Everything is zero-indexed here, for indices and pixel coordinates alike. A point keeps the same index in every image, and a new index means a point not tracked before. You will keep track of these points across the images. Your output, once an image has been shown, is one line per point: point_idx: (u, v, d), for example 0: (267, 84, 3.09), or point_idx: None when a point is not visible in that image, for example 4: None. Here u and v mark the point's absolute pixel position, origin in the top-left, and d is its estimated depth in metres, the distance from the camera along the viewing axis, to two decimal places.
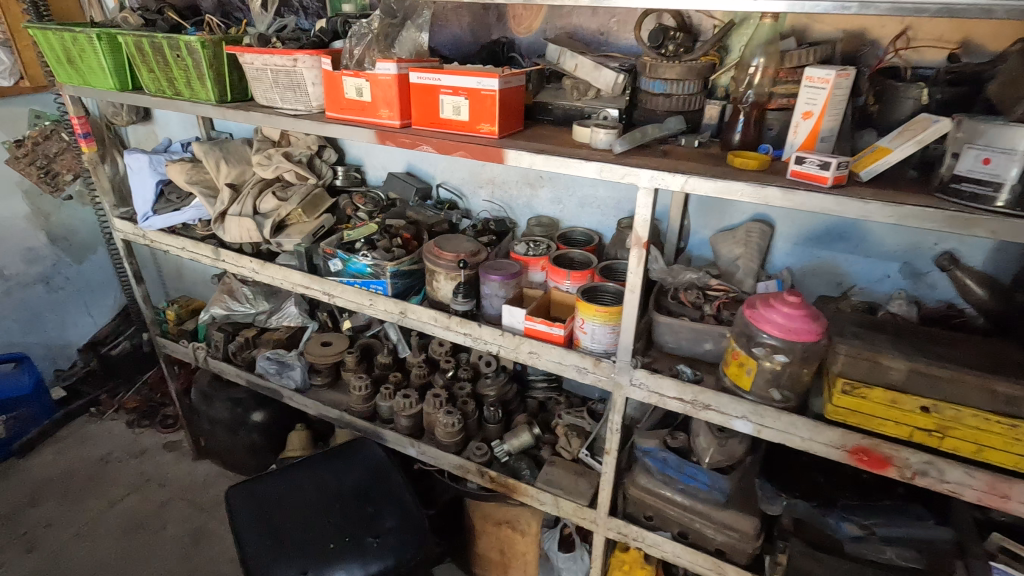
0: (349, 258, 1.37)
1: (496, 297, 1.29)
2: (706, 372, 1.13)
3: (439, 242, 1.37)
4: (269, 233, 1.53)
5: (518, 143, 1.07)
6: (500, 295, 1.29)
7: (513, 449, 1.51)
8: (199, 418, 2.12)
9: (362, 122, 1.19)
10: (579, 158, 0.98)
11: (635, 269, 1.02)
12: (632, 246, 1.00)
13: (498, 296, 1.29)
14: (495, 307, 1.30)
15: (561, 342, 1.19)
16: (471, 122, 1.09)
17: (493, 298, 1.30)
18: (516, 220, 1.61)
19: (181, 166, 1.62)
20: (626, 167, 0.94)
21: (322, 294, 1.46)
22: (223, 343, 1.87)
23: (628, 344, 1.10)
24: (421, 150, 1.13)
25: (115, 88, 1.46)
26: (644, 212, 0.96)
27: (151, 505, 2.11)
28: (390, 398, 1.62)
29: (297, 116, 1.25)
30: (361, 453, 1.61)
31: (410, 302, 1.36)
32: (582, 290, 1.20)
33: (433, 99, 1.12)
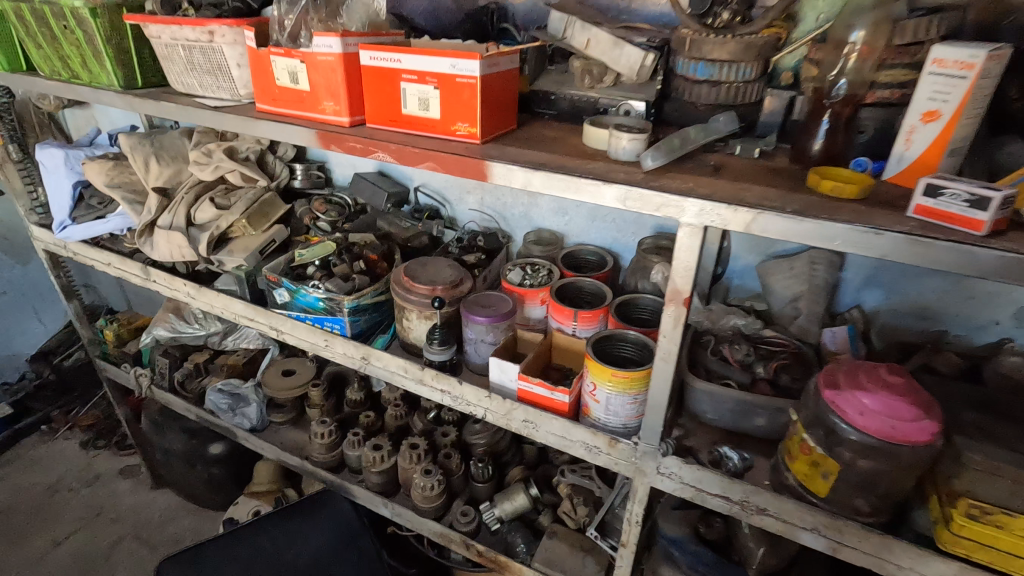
0: (297, 289, 1.08)
1: (484, 343, 1.01)
2: (757, 456, 0.85)
3: (411, 269, 1.07)
4: (206, 250, 1.24)
5: (507, 150, 0.78)
6: (488, 340, 1.00)
7: (505, 514, 1.24)
8: (152, 448, 1.86)
9: (302, 118, 0.89)
10: (591, 175, 0.69)
11: (670, 332, 0.72)
12: (667, 303, 0.70)
13: (486, 341, 1.00)
14: (483, 355, 1.02)
15: (565, 412, 0.90)
16: (444, 122, 0.80)
17: (479, 344, 1.01)
18: (510, 233, 1.31)
19: (99, 165, 1.32)
20: (662, 194, 0.64)
21: (268, 329, 1.17)
22: (168, 371, 1.60)
23: (655, 424, 0.81)
24: (376, 157, 0.83)
25: (3, 69, 1.16)
26: (686, 257, 0.67)
27: (100, 545, 1.87)
28: (358, 446, 1.35)
29: (218, 109, 0.95)
30: (325, 506, 1.35)
31: (375, 345, 1.08)
32: (594, 340, 0.91)
33: (390, 88, 0.81)
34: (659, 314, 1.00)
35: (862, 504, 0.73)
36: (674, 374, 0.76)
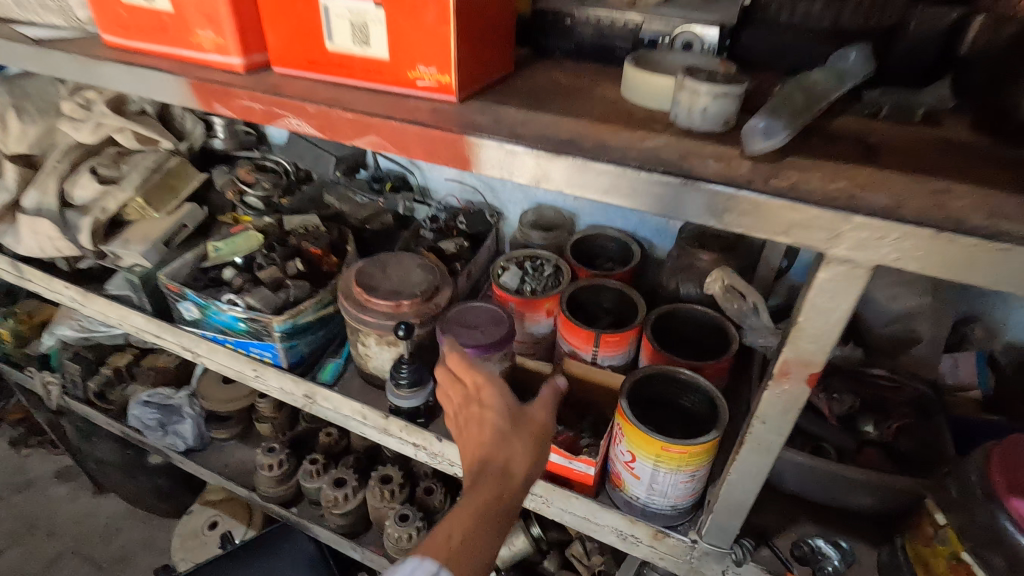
0: (207, 305, 0.78)
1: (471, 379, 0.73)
2: (860, 548, 0.61)
3: (365, 271, 0.76)
4: (89, 243, 0.92)
5: (502, 113, 0.46)
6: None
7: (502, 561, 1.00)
8: (83, 457, 1.59)
9: (168, 58, 0.56)
10: (657, 165, 0.38)
11: (776, 421, 0.45)
12: (777, 378, 0.42)
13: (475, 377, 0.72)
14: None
15: (588, 487, 0.64)
16: (396, 65, 0.48)
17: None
18: (500, 208, 1.00)
19: None
20: (800, 208, 0.34)
21: (181, 350, 0.88)
22: (81, 379, 1.30)
23: (725, 521, 0.56)
24: (285, 125, 0.51)
25: None
26: (822, 315, 0.38)
27: (35, 564, 1.63)
28: (316, 479, 1.07)
29: (43, 43, 0.60)
30: (285, 546, 1.15)
31: (322, 378, 0.79)
32: (630, 384, 0.63)
33: (300, 5, 0.48)
34: (714, 332, 0.71)
35: None
36: (770, 469, 0.49)
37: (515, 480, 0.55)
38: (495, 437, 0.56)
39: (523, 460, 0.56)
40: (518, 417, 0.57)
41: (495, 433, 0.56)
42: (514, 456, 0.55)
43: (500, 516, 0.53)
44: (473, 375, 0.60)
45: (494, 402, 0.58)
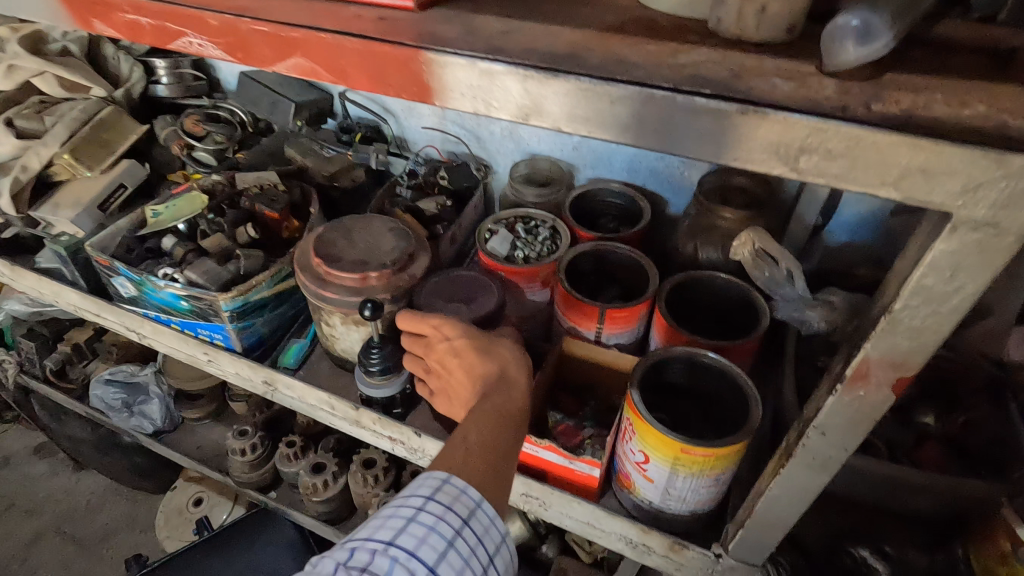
0: (142, 281, 0.66)
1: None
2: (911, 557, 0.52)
3: (326, 238, 0.63)
4: (12, 208, 0.79)
5: (477, 22, 0.34)
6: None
7: None
8: (55, 435, 1.50)
9: None
10: (700, 85, 0.26)
11: (842, 435, 0.34)
12: (852, 384, 0.31)
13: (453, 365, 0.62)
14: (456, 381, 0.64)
15: (591, 491, 0.55)
16: None
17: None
18: (488, 161, 0.87)
19: None
20: (921, 147, 0.23)
21: (124, 331, 0.77)
22: (38, 357, 1.20)
23: (760, 539, 0.46)
24: (187, 48, 0.38)
25: None
26: (932, 302, 0.27)
27: (16, 544, 1.58)
28: (293, 464, 0.99)
29: None
30: (267, 532, 1.07)
31: (283, 362, 0.69)
32: (640, 371, 0.52)
33: None
34: (742, 304, 0.59)
35: None
36: (823, 486, 0.39)
37: (518, 386, 0.50)
38: (477, 356, 0.51)
39: (516, 365, 0.52)
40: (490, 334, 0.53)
41: (474, 351, 0.51)
42: (503, 365, 0.51)
43: (520, 424, 0.48)
44: (426, 323, 0.53)
45: (460, 327, 0.52)
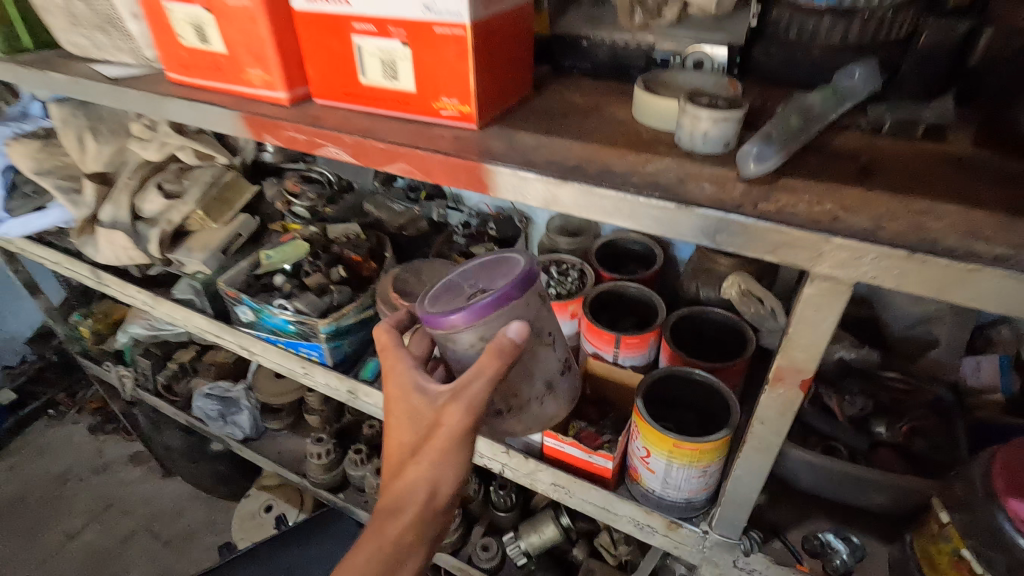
0: (260, 308, 0.86)
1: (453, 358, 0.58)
2: (872, 541, 0.63)
3: (402, 277, 0.82)
4: (158, 250, 1.02)
5: (518, 137, 0.51)
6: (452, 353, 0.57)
7: (533, 548, 1.06)
8: (153, 444, 1.74)
9: (224, 92, 0.62)
10: (654, 190, 0.42)
11: (774, 421, 0.48)
12: (774, 382, 0.45)
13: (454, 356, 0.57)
14: (505, 408, 0.60)
15: (606, 478, 0.69)
16: (423, 96, 0.53)
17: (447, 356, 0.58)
18: (529, 213, 1.05)
19: (24, 146, 1.08)
20: (781, 228, 0.37)
21: (237, 348, 0.97)
22: (151, 373, 1.43)
23: (738, 517, 0.59)
24: (327, 152, 0.57)
25: None
26: (811, 328, 0.41)
27: (113, 539, 1.80)
28: (361, 466, 1.16)
29: (119, 82, 0.68)
30: (335, 527, 1.24)
31: (363, 374, 0.86)
32: (647, 383, 0.66)
33: (337, 45, 0.54)
34: (732, 332, 0.73)
35: None
36: (770, 467, 0.52)
37: (412, 512, 0.54)
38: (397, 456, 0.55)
39: (423, 484, 0.53)
40: (423, 419, 0.53)
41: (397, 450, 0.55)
42: (409, 483, 0.54)
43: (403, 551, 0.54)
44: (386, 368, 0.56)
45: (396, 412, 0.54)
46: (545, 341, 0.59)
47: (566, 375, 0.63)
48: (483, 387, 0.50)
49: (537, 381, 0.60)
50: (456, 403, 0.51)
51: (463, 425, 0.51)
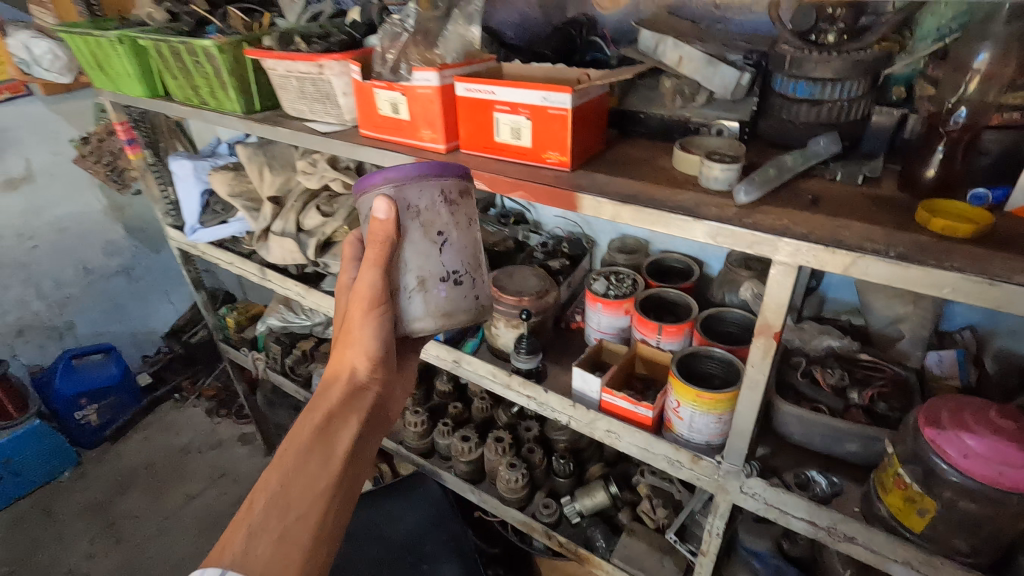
0: None
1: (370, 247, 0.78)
2: (848, 481, 0.84)
3: (500, 279, 1.12)
4: (313, 254, 1.37)
5: (598, 178, 0.80)
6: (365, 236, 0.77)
7: (586, 509, 1.29)
8: (266, 422, 2.08)
9: (401, 143, 0.95)
10: (681, 210, 0.69)
11: (760, 363, 0.73)
12: (757, 335, 0.70)
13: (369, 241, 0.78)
14: (398, 308, 0.75)
15: (648, 425, 0.94)
16: (536, 150, 0.83)
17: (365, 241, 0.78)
18: (594, 237, 1.34)
19: (222, 175, 1.47)
20: (755, 232, 0.64)
21: None
22: (280, 356, 1.77)
23: (740, 445, 0.83)
24: (471, 184, 0.88)
25: (145, 95, 1.31)
26: (778, 296, 0.67)
27: (225, 502, 2.14)
28: (448, 436, 1.44)
29: (328, 135, 1.02)
30: (421, 489, 1.48)
31: (465, 349, 1.15)
32: (680, 357, 0.92)
33: (482, 117, 0.85)
34: (745, 328, 0.99)
35: (961, 544, 0.71)
36: (761, 402, 0.77)
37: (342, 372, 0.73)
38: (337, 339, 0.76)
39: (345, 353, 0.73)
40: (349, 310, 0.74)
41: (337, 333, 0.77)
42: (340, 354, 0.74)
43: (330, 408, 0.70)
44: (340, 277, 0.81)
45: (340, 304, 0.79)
46: (432, 239, 0.73)
47: (447, 283, 0.76)
48: (374, 269, 0.69)
49: (426, 282, 0.74)
50: (363, 282, 0.70)
51: (372, 301, 0.70)
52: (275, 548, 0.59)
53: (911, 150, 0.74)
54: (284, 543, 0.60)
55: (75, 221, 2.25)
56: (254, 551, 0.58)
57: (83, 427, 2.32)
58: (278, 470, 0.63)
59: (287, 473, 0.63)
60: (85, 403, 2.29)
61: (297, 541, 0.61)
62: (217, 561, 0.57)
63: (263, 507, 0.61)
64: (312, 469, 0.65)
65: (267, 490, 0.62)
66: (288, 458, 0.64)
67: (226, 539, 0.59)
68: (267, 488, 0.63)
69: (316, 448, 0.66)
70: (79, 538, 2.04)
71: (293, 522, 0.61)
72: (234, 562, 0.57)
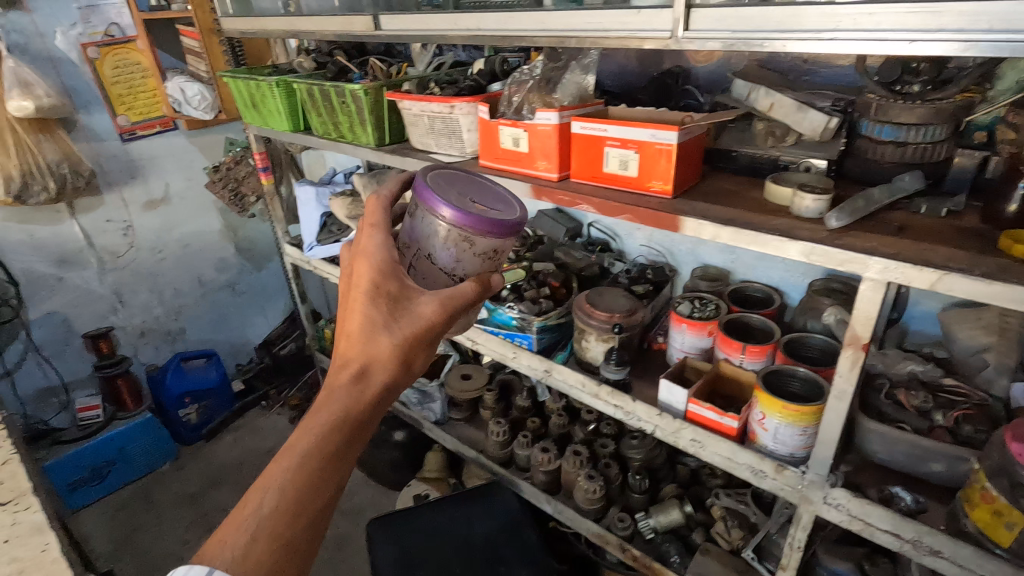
0: (495, 308, 1.31)
1: (443, 262, 0.81)
2: (932, 500, 0.88)
3: (591, 296, 1.23)
4: None
5: (698, 205, 0.91)
6: (449, 255, 0.80)
7: (660, 526, 1.34)
8: None
9: (518, 173, 1.09)
10: (778, 232, 0.79)
11: (847, 373, 0.80)
12: (845, 346, 0.78)
13: (447, 257, 0.80)
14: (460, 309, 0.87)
15: (732, 435, 1.01)
16: (641, 179, 0.96)
17: (434, 252, 0.80)
18: (676, 267, 1.44)
19: (342, 201, 1.67)
20: (847, 251, 0.73)
21: (466, 340, 1.41)
22: None
23: (826, 455, 0.89)
24: (581, 208, 1.01)
25: (289, 130, 1.54)
26: (867, 311, 0.75)
27: None
28: (528, 447, 1.55)
29: (451, 164, 1.19)
30: (497, 497, 1.57)
31: (556, 360, 1.26)
32: (765, 373, 1.00)
33: (594, 151, 0.99)
34: (827, 353, 1.06)
35: None
36: (846, 413, 0.84)
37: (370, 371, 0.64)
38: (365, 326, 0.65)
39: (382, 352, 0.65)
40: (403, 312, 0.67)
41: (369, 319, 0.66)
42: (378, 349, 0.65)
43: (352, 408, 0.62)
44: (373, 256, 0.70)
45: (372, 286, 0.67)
46: None
47: None
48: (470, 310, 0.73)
49: None
50: (440, 300, 0.69)
51: (437, 317, 0.68)
52: (278, 553, 0.54)
53: (993, 188, 0.81)
54: (289, 549, 0.55)
55: (196, 239, 2.55)
56: (258, 552, 0.53)
57: (184, 423, 2.55)
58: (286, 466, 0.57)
59: (294, 474, 0.56)
60: (188, 402, 2.53)
61: (300, 548, 0.56)
62: (213, 557, 0.52)
63: (273, 508, 0.55)
64: (329, 476, 0.58)
65: (279, 490, 0.55)
66: (304, 460, 0.57)
67: (227, 533, 0.54)
68: (281, 488, 0.56)
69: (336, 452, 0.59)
70: (174, 525, 2.22)
71: (302, 528, 0.56)
72: (233, 558, 0.52)
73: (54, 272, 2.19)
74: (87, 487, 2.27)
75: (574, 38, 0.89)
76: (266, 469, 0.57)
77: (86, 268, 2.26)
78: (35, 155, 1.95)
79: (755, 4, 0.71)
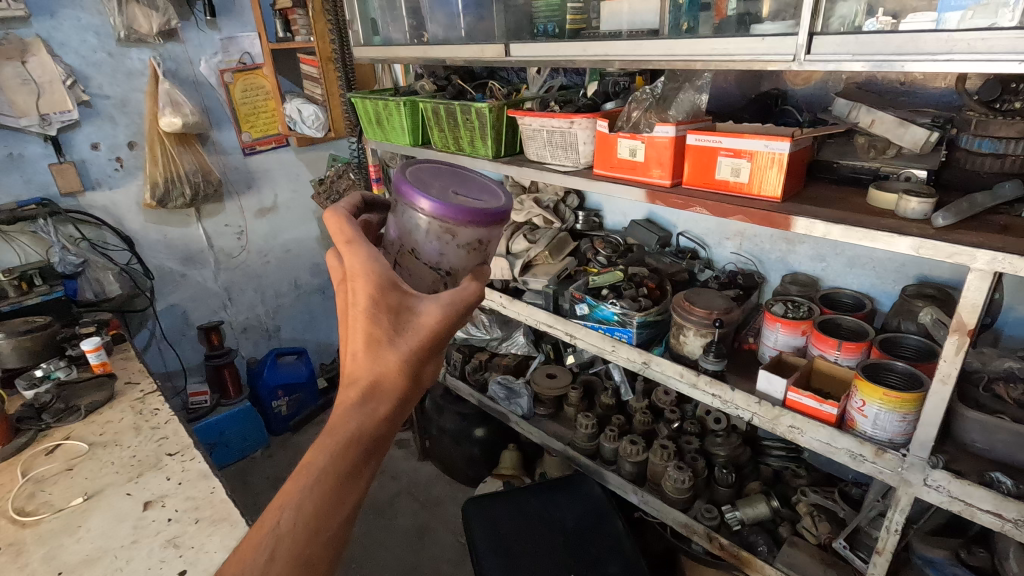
0: (597, 304, 1.43)
1: (427, 257, 0.74)
2: None
3: (689, 296, 1.35)
4: (518, 272, 1.67)
5: (807, 208, 1.02)
6: (433, 248, 0.73)
7: (747, 518, 1.41)
8: (429, 425, 2.37)
9: (632, 180, 1.23)
10: (888, 230, 0.90)
11: (950, 359, 0.89)
12: (951, 332, 0.87)
13: (430, 251, 0.74)
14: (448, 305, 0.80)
15: (832, 422, 1.09)
16: (751, 185, 1.07)
17: (423, 247, 0.74)
18: (765, 274, 1.54)
19: None
20: (956, 245, 0.82)
21: (564, 334, 1.55)
22: (460, 363, 2.11)
23: (927, 438, 0.96)
24: (693, 210, 1.13)
25: (409, 144, 1.74)
26: (974, 299, 0.84)
27: (385, 495, 2.41)
28: (615, 440, 1.66)
29: (566, 173, 1.35)
30: (583, 488, 1.66)
31: (653, 353, 1.38)
32: (863, 366, 1.08)
33: (707, 161, 1.12)
34: (924, 352, 1.12)
35: None
36: (949, 396, 0.91)
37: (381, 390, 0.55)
38: (365, 341, 0.54)
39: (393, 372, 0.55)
40: (405, 325, 0.55)
41: (371, 338, 0.54)
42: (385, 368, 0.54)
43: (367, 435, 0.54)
44: (361, 264, 0.57)
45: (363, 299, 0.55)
46: None
47: None
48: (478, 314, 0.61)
49: None
50: (447, 305, 0.57)
51: (444, 326, 0.57)
52: None
53: None
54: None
55: (297, 245, 2.81)
56: None
57: (276, 414, 2.76)
58: (292, 496, 0.51)
59: (305, 504, 0.50)
60: (281, 394, 2.74)
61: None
62: None
63: (281, 540, 0.50)
64: (341, 503, 0.52)
65: (284, 521, 0.50)
66: (315, 490, 0.51)
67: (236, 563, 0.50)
68: (289, 520, 0.50)
69: (348, 476, 0.53)
70: None
71: (316, 555, 0.51)
72: None
73: (180, 269, 2.45)
74: (222, 449, 2.56)
75: (699, 61, 1.04)
76: (277, 492, 0.52)
77: (206, 266, 2.52)
78: (176, 164, 2.23)
79: (872, 32, 0.84)
